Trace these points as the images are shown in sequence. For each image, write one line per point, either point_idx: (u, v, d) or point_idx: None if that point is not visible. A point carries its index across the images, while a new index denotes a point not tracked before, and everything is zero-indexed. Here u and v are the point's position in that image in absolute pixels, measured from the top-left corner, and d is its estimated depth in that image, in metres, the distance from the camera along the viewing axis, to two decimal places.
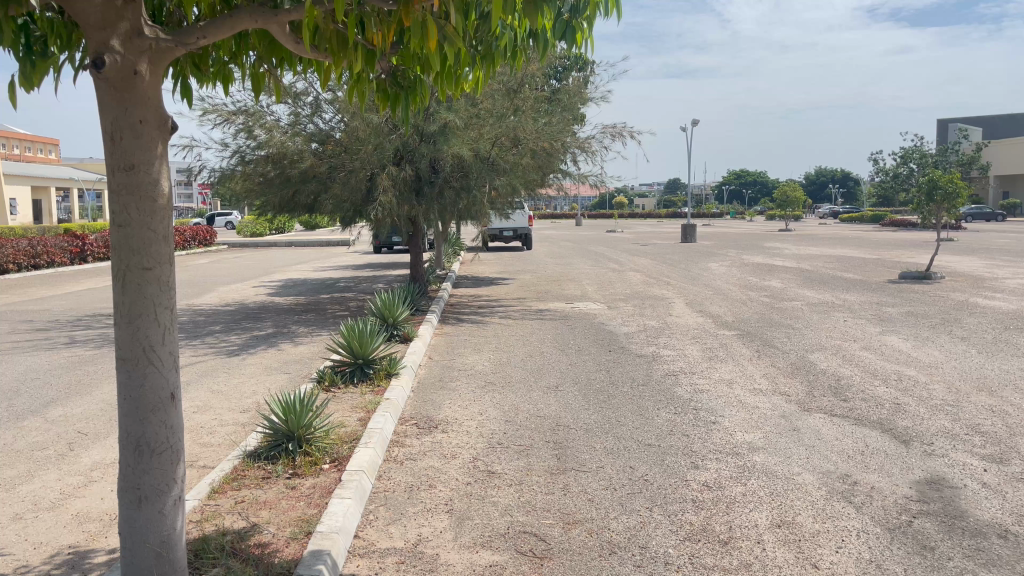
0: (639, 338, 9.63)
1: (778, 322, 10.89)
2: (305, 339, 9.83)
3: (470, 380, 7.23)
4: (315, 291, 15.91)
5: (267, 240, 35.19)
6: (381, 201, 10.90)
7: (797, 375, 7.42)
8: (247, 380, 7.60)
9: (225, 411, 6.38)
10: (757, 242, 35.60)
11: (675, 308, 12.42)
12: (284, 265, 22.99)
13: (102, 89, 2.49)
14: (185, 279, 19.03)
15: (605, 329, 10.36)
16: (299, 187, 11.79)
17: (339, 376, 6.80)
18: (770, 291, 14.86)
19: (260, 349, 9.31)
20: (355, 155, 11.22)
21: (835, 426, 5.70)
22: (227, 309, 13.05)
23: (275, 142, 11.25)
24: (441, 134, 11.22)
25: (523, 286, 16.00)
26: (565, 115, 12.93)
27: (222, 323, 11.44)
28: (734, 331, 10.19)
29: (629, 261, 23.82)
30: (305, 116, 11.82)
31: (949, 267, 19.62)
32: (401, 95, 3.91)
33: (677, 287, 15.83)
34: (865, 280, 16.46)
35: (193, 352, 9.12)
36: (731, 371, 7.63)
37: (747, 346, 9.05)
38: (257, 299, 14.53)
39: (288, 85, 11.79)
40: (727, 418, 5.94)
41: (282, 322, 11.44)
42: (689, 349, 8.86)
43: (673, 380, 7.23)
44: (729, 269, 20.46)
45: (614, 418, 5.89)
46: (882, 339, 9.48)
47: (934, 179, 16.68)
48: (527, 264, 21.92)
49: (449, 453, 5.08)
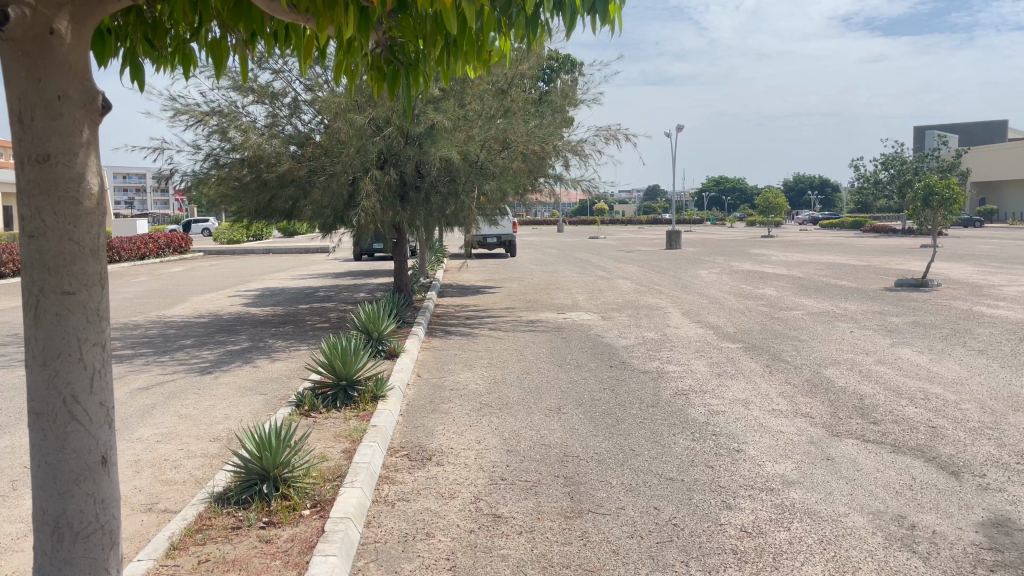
0: (639, 351, 9.06)
1: (783, 334, 10.38)
2: (283, 355, 9.16)
3: (464, 402, 6.63)
4: (293, 301, 15.21)
5: (244, 248, 34.31)
6: (364, 207, 10.28)
7: (817, 394, 6.87)
8: (219, 402, 6.93)
9: (192, 440, 5.72)
10: (741, 249, 35.30)
11: (673, 318, 11.88)
12: (261, 274, 22.22)
13: (10, 57, 2.03)
14: (157, 288, 18.24)
15: (603, 341, 9.79)
16: (276, 192, 11.12)
17: (320, 399, 6.16)
18: (767, 300, 14.36)
19: (234, 366, 8.64)
20: (337, 158, 10.60)
21: (872, 455, 5.17)
22: (200, 321, 12.32)
23: (251, 143, 10.60)
24: (428, 136, 10.65)
25: (510, 296, 15.39)
26: (556, 117, 12.40)
27: (194, 337, 10.73)
28: (738, 343, 9.65)
29: (616, 268, 23.32)
30: (284, 118, 11.19)
31: (943, 274, 19.29)
32: (399, 73, 3.48)
33: (670, 295, 15.32)
34: (862, 288, 16.05)
35: (162, 370, 8.43)
36: (744, 390, 7.07)
37: (756, 360, 8.51)
38: (232, 310, 13.79)
39: (265, 85, 11.14)
40: (751, 445, 5.39)
41: (258, 336, 10.75)
42: (695, 363, 8.30)
43: (684, 400, 6.67)
44: (720, 276, 20.00)
45: (627, 447, 5.32)
46: (896, 351, 8.99)
47: (930, 184, 16.32)
48: (513, 271, 21.34)
49: (447, 492, 4.47)
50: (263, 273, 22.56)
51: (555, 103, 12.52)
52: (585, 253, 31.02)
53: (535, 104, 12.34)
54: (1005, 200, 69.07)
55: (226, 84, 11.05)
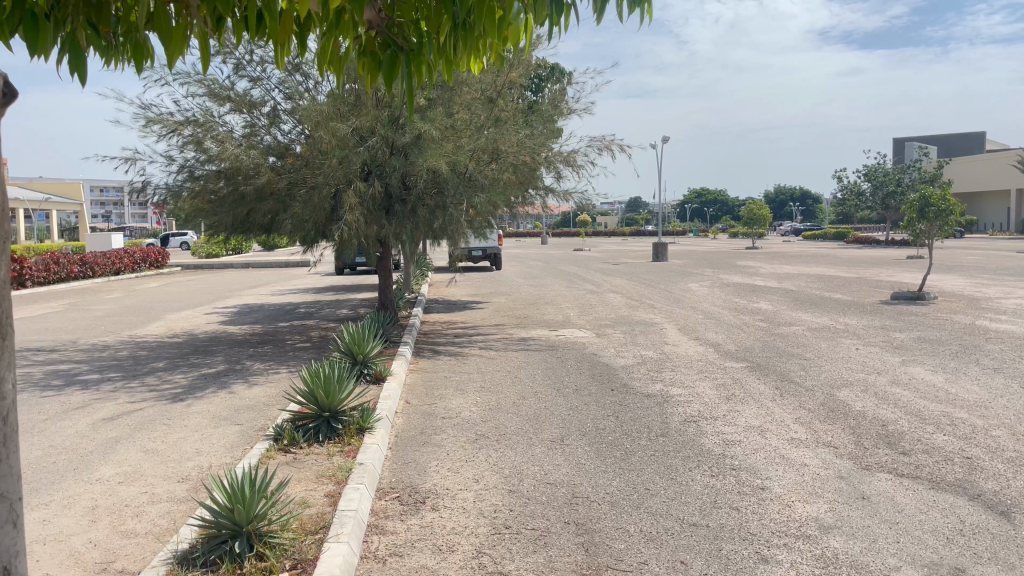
0: (640, 372, 8.58)
1: (788, 351, 9.93)
2: (262, 379, 8.60)
3: (458, 433, 6.11)
4: (272, 319, 14.62)
5: (224, 262, 33.59)
6: (347, 221, 9.71)
7: (836, 420, 6.41)
8: (190, 435, 6.37)
9: (158, 481, 5.17)
10: (728, 260, 35.05)
11: (670, 335, 11.41)
12: (241, 289, 21.57)
13: None
14: (132, 306, 17.56)
15: (600, 361, 9.31)
16: (254, 206, 10.57)
17: (300, 432, 5.62)
18: (764, 315, 13.94)
19: (209, 391, 8.07)
20: (318, 170, 10.09)
21: (910, 492, 4.70)
22: (175, 342, 11.72)
23: (229, 153, 9.97)
24: (414, 147, 10.18)
25: (498, 312, 14.91)
26: (546, 126, 11.98)
27: (167, 359, 10.15)
28: (742, 362, 9.20)
29: (604, 281, 22.76)
30: (263, 128, 10.70)
31: (937, 286, 18.99)
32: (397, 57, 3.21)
33: (662, 310, 14.88)
34: (859, 302, 15.69)
35: (130, 398, 7.86)
36: (757, 416, 6.61)
37: (763, 381, 8.06)
38: (208, 329, 13.18)
39: (242, 93, 10.62)
40: (776, 481, 4.92)
41: (235, 358, 10.17)
42: (701, 386, 7.83)
43: (695, 429, 6.20)
44: (712, 289, 19.60)
45: (641, 485, 4.83)
46: (907, 370, 8.56)
47: (925, 196, 16.04)
48: (501, 285, 20.86)
49: (446, 544, 3.96)
50: (242, 288, 21.92)
51: (545, 113, 12.08)
52: (572, 266, 30.55)
53: (524, 114, 11.91)
54: (985, 211, 69.56)
55: (201, 93, 10.53)
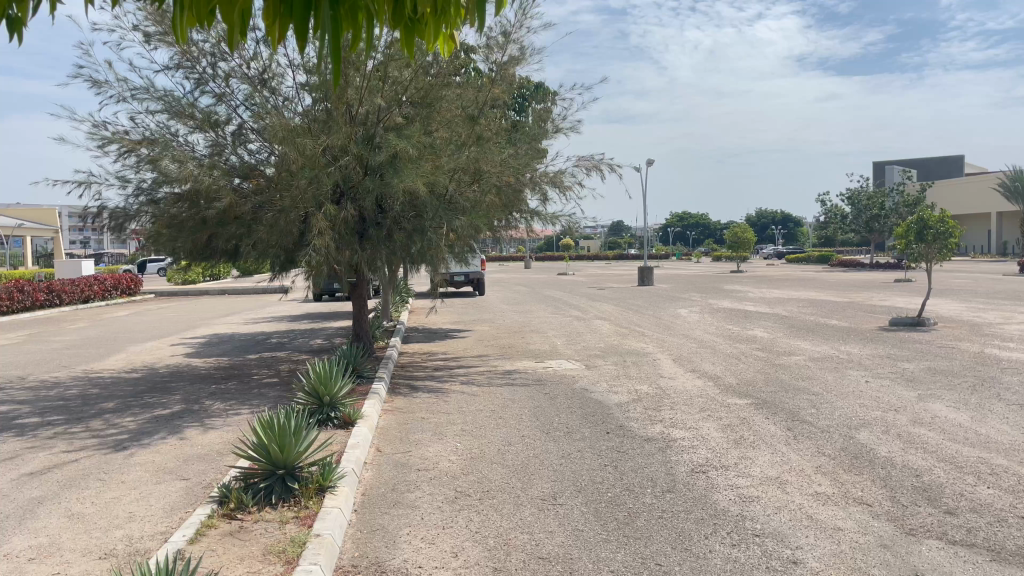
0: (636, 412, 7.81)
1: (793, 385, 9.20)
2: (219, 422, 7.74)
3: (435, 489, 5.32)
4: (241, 350, 13.76)
5: (198, 289, 32.60)
6: (316, 246, 8.90)
7: (863, 470, 5.66)
8: (127, 493, 5.53)
9: (76, 557, 4.33)
10: (715, 284, 34.43)
11: (664, 367, 10.65)
12: (212, 318, 20.66)
13: None
14: (95, 337, 16.62)
15: (592, 398, 8.56)
16: (215, 231, 9.75)
17: (249, 494, 4.81)
18: (761, 344, 13.22)
19: (158, 437, 7.21)
20: (285, 192, 9.30)
21: (970, 566, 3.97)
22: (131, 377, 10.82)
23: (187, 174, 9.17)
24: (390, 166, 9.46)
25: (482, 341, 14.12)
26: (530, 146, 11.32)
27: (119, 398, 9.27)
28: (747, 398, 8.47)
29: (591, 307, 22.01)
30: (228, 147, 9.92)
31: (935, 311, 18.42)
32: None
33: (654, 338, 14.16)
34: (858, 328, 15.04)
35: (68, 447, 6.99)
36: (772, 464, 5.88)
37: (773, 421, 7.33)
38: (171, 362, 12.28)
39: (206, 109, 9.83)
40: (808, 553, 4.16)
41: (193, 396, 9.29)
42: (706, 428, 7.07)
43: (705, 482, 5.45)
44: (703, 315, 18.91)
45: (652, 560, 4.07)
46: (928, 407, 7.86)
47: (923, 218, 15.48)
48: (485, 312, 20.10)
49: None
50: (214, 317, 20.99)
51: (529, 133, 11.41)
52: (557, 291, 29.85)
53: (507, 133, 11.25)
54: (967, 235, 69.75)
55: (160, 110, 9.75)
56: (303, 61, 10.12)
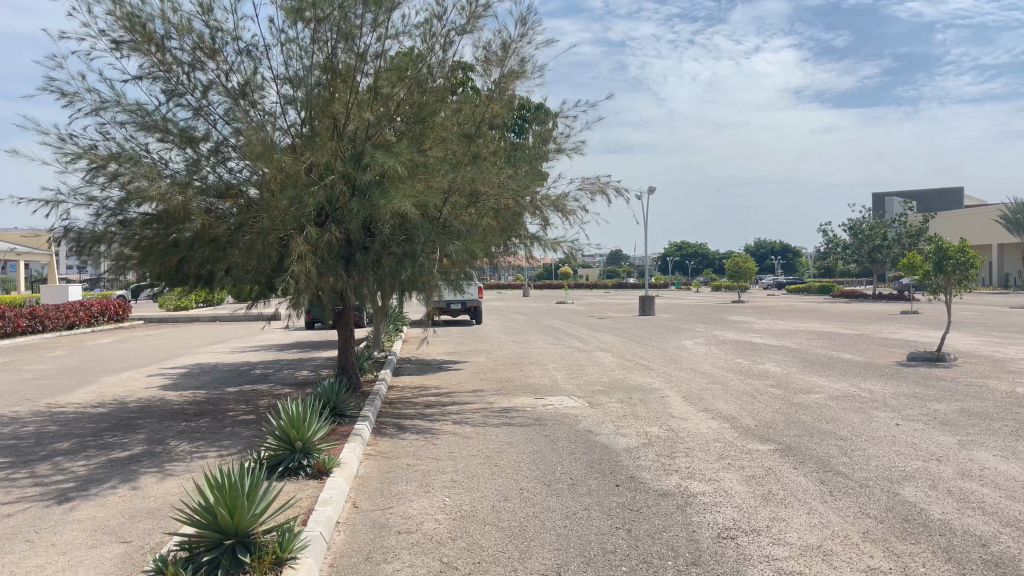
0: (648, 459, 6.97)
1: (817, 429, 8.36)
2: (180, 467, 6.90)
3: (416, 559, 4.49)
4: (221, 382, 12.92)
5: (189, 316, 31.75)
6: (294, 272, 8.07)
7: (919, 538, 4.84)
8: (53, 559, 4.68)
9: None
10: (717, 315, 33.55)
11: (675, 406, 9.82)
12: (198, 347, 19.81)
13: None
14: (70, 366, 15.76)
15: (598, 442, 7.74)
16: (187, 255, 8.95)
17: (188, 567, 3.98)
18: (775, 380, 12.38)
19: (108, 487, 6.37)
20: (264, 212, 8.53)
21: None
22: (96, 413, 9.96)
23: (156, 192, 8.36)
24: (377, 186, 8.71)
25: (478, 374, 13.30)
26: (530, 167, 10.59)
27: (77, 437, 8.43)
28: (769, 443, 7.66)
29: (592, 338, 21.18)
30: (206, 165, 9.08)
31: (952, 345, 17.62)
32: None
33: (661, 373, 13.33)
34: (875, 363, 14.24)
35: (4, 497, 6.15)
36: (810, 527, 5.06)
37: (801, 471, 6.52)
38: (143, 396, 11.43)
39: (182, 124, 9.08)
40: None
41: (158, 435, 8.44)
42: (728, 481, 6.24)
43: (735, 551, 4.63)
44: (710, 348, 18.10)
45: None
46: (974, 455, 7.05)
47: (942, 247, 14.75)
48: (481, 342, 19.28)
49: None
50: (200, 345, 20.12)
51: (529, 154, 10.70)
52: (556, 320, 28.99)
53: (506, 154, 10.51)
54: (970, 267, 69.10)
55: (129, 122, 9.00)
56: (288, 75, 9.46)
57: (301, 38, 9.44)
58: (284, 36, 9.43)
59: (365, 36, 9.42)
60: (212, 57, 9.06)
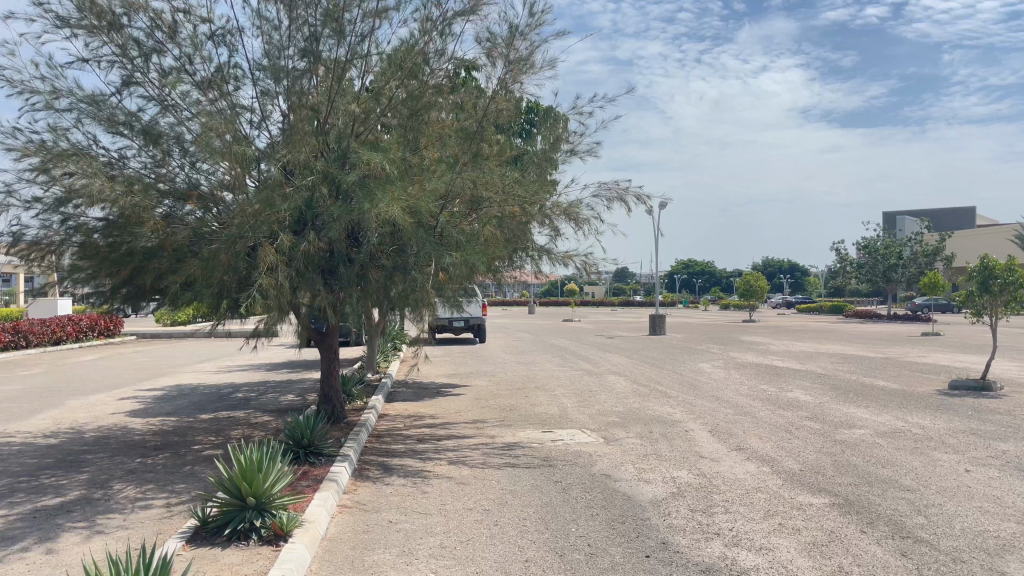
0: (680, 517, 5.72)
1: (875, 476, 7.12)
2: (115, 521, 5.71)
3: None
4: (195, 408, 11.71)
5: (183, 332, 30.58)
6: (261, 285, 6.87)
7: None
8: None
9: None
10: (729, 335, 32.25)
11: (703, 444, 8.58)
12: (183, 366, 18.63)
13: None
14: (38, 387, 14.55)
15: (619, 490, 6.51)
16: (145, 266, 7.81)
17: None
18: (809, 411, 11.11)
19: (18, 548, 5.16)
20: (233, 218, 7.37)
21: None
22: (44, 445, 8.75)
23: (107, 193, 7.19)
24: (363, 189, 7.46)
25: (479, 400, 12.09)
26: (539, 173, 9.44)
27: (9, 477, 7.23)
28: (824, 495, 6.42)
29: (602, 360, 19.92)
30: (173, 165, 7.98)
31: (993, 372, 16.31)
32: None
33: (681, 401, 12.10)
34: (916, 392, 12.97)
35: None
36: None
37: (872, 536, 5.28)
38: (105, 423, 10.23)
39: (141, 116, 7.95)
40: None
41: (104, 476, 7.23)
42: (784, 551, 4.99)
43: None
44: (730, 372, 16.85)
45: None
46: None
47: (987, 265, 13.53)
48: (485, 364, 18.08)
49: None
50: (185, 364, 18.93)
51: (538, 157, 9.57)
52: (563, 339, 27.71)
53: (512, 157, 9.35)
54: None
55: (81, 114, 7.84)
56: (264, 62, 8.34)
57: (278, 19, 8.35)
58: (258, 19, 8.30)
59: (353, 18, 8.29)
60: (173, 40, 7.94)
